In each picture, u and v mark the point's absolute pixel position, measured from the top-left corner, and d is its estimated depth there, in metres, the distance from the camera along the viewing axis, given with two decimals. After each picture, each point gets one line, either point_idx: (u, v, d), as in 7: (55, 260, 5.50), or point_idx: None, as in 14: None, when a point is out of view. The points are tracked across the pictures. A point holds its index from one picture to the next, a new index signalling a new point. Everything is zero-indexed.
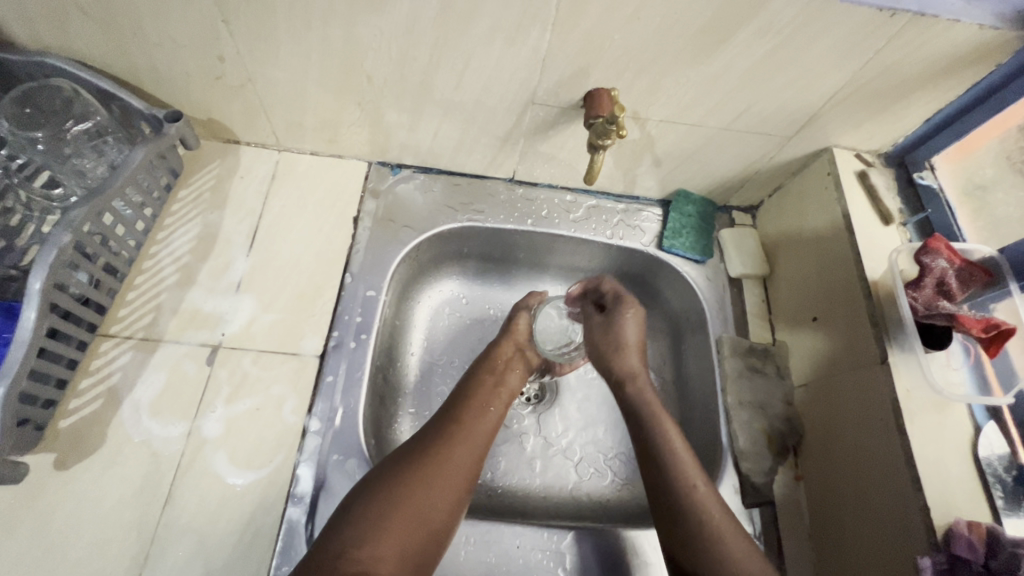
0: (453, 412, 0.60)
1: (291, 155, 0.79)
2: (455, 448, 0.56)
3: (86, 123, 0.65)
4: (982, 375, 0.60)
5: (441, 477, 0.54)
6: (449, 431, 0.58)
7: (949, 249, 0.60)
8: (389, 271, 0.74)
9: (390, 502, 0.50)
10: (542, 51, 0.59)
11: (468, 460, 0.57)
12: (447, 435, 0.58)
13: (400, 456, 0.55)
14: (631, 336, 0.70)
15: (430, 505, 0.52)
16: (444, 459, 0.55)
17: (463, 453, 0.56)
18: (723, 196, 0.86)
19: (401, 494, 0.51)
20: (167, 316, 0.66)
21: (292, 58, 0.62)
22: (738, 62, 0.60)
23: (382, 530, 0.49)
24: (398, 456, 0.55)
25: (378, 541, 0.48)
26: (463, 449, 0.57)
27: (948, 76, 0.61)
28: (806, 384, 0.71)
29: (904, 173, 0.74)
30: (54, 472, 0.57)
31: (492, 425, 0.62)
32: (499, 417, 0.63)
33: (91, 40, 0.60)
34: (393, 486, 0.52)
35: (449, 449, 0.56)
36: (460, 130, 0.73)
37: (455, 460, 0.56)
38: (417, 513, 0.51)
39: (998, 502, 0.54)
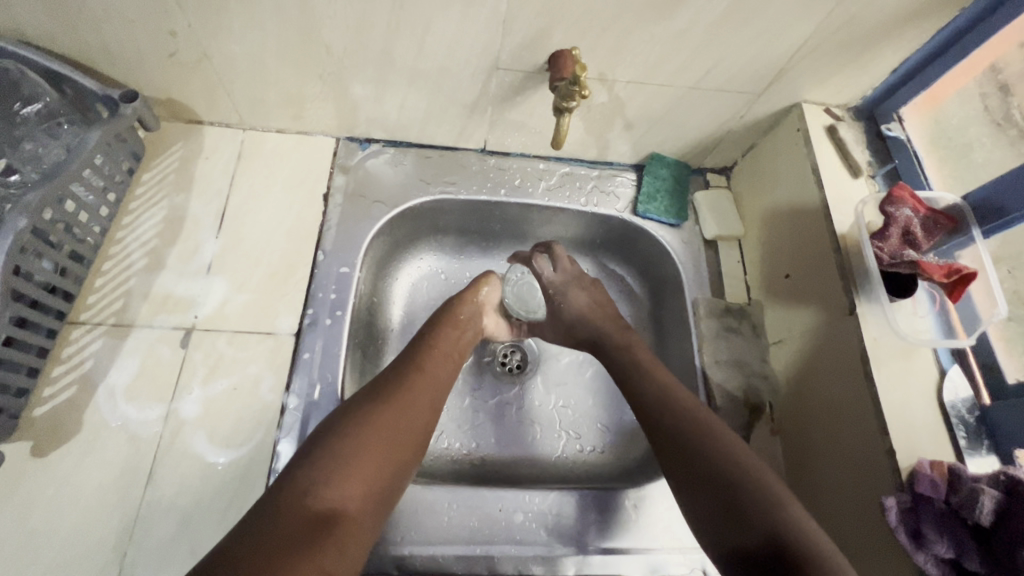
0: (415, 360, 0.60)
1: (257, 133, 0.77)
2: (412, 391, 0.56)
3: (36, 105, 0.62)
4: (947, 321, 0.61)
5: (395, 416, 0.54)
6: (410, 376, 0.58)
7: (913, 198, 0.61)
8: (362, 247, 0.74)
9: (356, 443, 0.50)
10: (501, 13, 0.58)
11: (427, 405, 0.57)
12: (406, 378, 0.58)
13: (360, 400, 0.55)
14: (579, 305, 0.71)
15: (389, 443, 0.52)
16: (405, 403, 0.55)
17: (421, 396, 0.57)
18: (696, 158, 0.85)
19: (360, 432, 0.51)
20: (137, 301, 0.66)
21: (248, 30, 0.60)
22: (701, 17, 0.59)
23: (346, 470, 0.49)
24: (357, 399, 0.55)
25: (341, 481, 0.48)
26: (420, 392, 0.57)
27: (913, 23, 0.61)
28: (780, 341, 0.72)
29: (873, 126, 0.74)
30: (31, 460, 0.57)
31: (446, 366, 0.62)
32: (454, 359, 0.63)
33: (35, 17, 0.57)
34: (356, 425, 0.52)
35: (405, 389, 0.56)
36: (427, 100, 0.72)
37: (410, 402, 0.56)
38: (376, 453, 0.51)
39: (961, 443, 0.56)
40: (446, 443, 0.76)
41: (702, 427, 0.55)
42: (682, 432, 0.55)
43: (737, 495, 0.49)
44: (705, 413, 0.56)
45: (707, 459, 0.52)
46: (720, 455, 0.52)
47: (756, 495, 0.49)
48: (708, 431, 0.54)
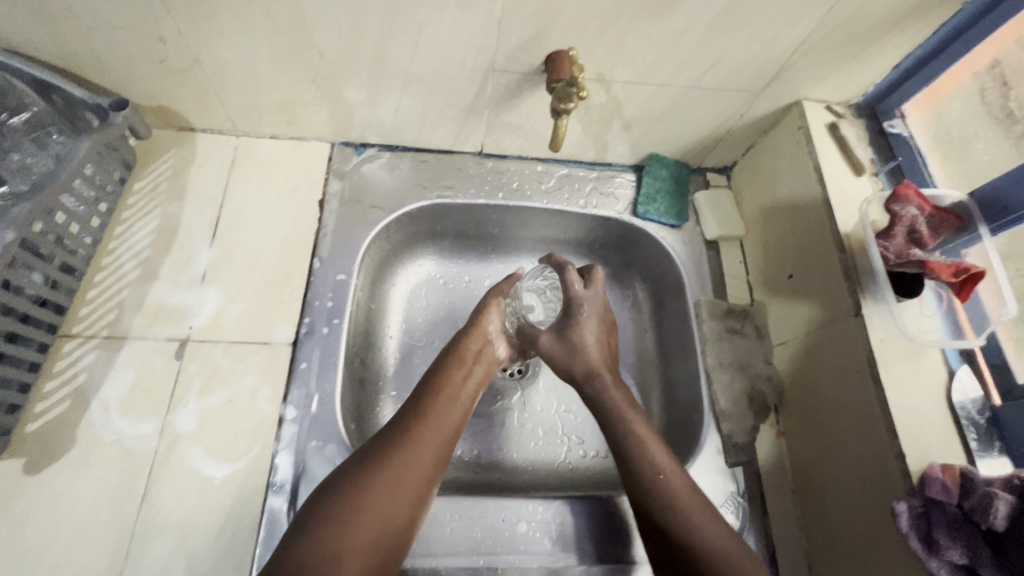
0: (420, 407, 0.58)
1: (250, 140, 0.76)
2: (426, 429, 0.56)
3: (24, 114, 0.62)
4: (954, 320, 0.60)
5: (410, 457, 0.54)
6: (416, 427, 0.56)
7: (919, 197, 0.59)
8: (359, 254, 0.72)
9: (370, 485, 0.51)
10: (496, 14, 0.57)
11: (432, 457, 0.55)
12: (423, 415, 0.58)
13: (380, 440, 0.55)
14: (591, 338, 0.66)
15: (403, 485, 0.52)
16: (409, 458, 0.54)
17: (435, 434, 0.56)
18: (696, 158, 0.84)
19: (374, 475, 0.52)
20: (130, 313, 0.65)
21: (238, 36, 0.59)
22: (699, 15, 0.58)
23: (359, 513, 0.49)
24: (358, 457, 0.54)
25: (354, 522, 0.49)
26: (434, 432, 0.57)
27: (915, 18, 0.60)
28: (784, 342, 0.71)
29: (875, 123, 0.73)
30: (24, 477, 0.56)
31: (463, 402, 0.61)
32: (471, 394, 0.63)
33: (21, 25, 0.56)
34: (372, 467, 0.52)
35: (421, 429, 0.56)
36: (422, 104, 0.71)
37: (425, 440, 0.56)
38: (388, 496, 0.51)
39: (972, 444, 0.55)
40: None
41: (645, 465, 0.57)
42: (631, 464, 0.57)
43: (665, 535, 0.54)
44: (656, 448, 0.58)
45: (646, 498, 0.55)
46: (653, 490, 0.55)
47: (679, 531, 0.53)
48: (651, 468, 0.56)
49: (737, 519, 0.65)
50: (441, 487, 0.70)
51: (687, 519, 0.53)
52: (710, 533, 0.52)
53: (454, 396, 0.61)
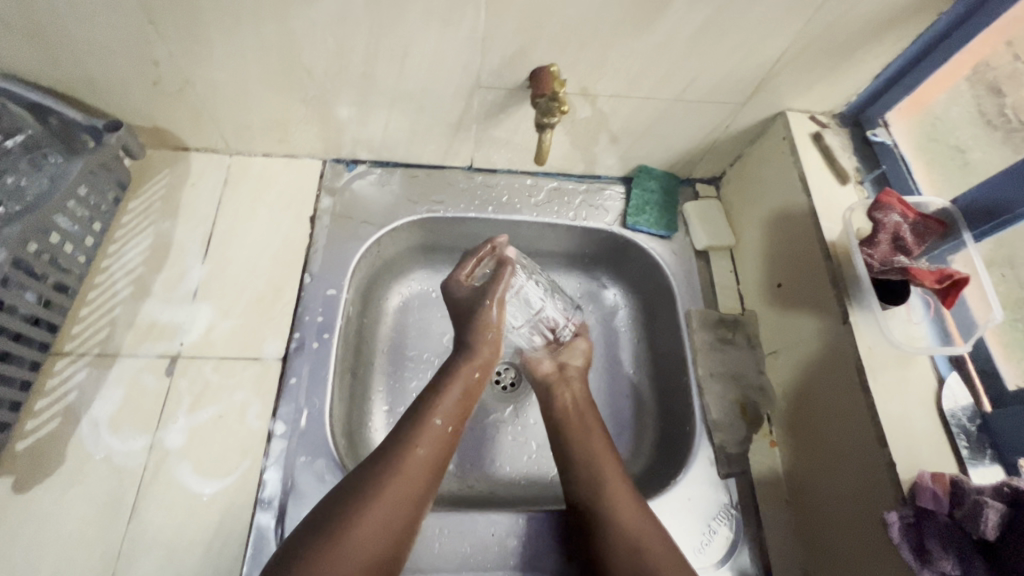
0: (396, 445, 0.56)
1: (243, 158, 0.78)
2: (391, 484, 0.53)
3: (18, 136, 0.63)
4: (942, 327, 0.60)
5: (371, 521, 0.50)
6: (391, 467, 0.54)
7: (902, 204, 0.59)
8: (349, 269, 0.73)
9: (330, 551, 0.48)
10: (479, 32, 0.58)
11: (408, 499, 0.53)
12: (391, 469, 0.53)
13: (345, 499, 0.52)
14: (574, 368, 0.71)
15: (363, 549, 0.49)
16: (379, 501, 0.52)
17: (399, 488, 0.53)
18: (685, 169, 0.85)
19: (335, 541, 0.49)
20: (122, 330, 0.65)
21: (228, 57, 0.61)
22: (679, 29, 0.59)
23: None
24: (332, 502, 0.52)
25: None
26: (401, 488, 0.53)
27: (892, 29, 0.61)
28: (776, 351, 0.71)
29: (859, 132, 0.74)
30: (13, 495, 0.56)
31: (436, 446, 0.56)
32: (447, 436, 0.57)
33: (16, 50, 0.58)
34: (328, 533, 0.49)
35: (387, 484, 0.52)
36: (411, 120, 0.72)
37: (388, 497, 0.52)
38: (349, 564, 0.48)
39: (964, 453, 0.54)
40: None
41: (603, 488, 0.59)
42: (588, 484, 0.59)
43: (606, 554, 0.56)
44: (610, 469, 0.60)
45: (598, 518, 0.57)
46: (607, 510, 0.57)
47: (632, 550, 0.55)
48: (605, 496, 0.58)
49: (731, 532, 0.64)
50: (433, 502, 0.70)
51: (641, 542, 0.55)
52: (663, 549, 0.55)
53: (424, 444, 0.56)
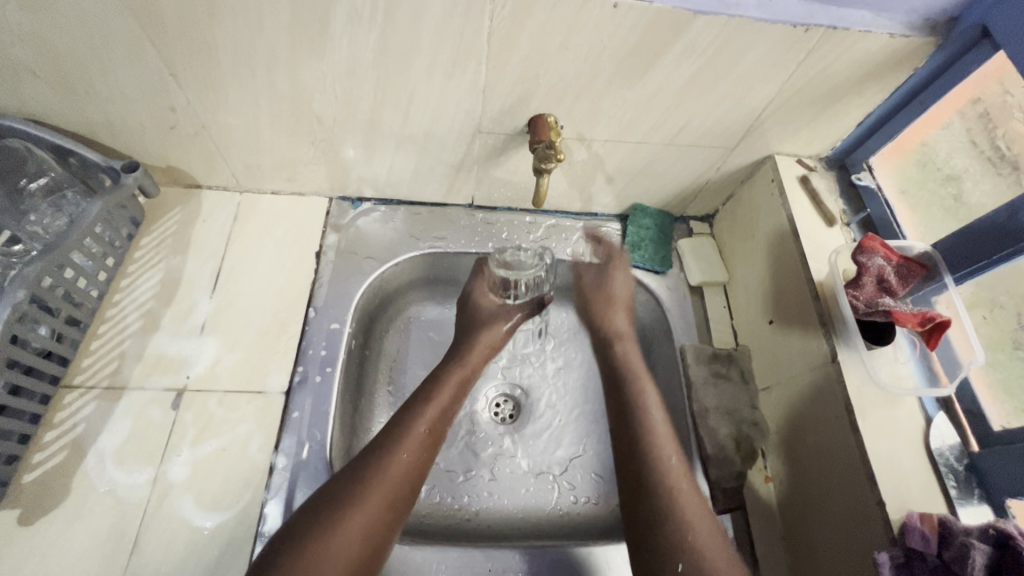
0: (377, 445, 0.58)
1: (253, 196, 0.81)
2: (373, 487, 0.54)
3: (42, 179, 0.66)
4: (929, 366, 0.61)
5: (354, 521, 0.52)
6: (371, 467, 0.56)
7: (884, 247, 0.62)
8: (352, 304, 0.75)
9: (313, 551, 0.50)
10: (480, 83, 0.61)
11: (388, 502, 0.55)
12: (373, 471, 0.55)
13: (324, 504, 0.53)
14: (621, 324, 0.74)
15: (347, 548, 0.51)
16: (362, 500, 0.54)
17: (380, 490, 0.54)
18: (679, 208, 0.88)
19: (315, 544, 0.50)
20: (131, 363, 0.67)
21: (242, 104, 0.64)
22: (669, 81, 0.62)
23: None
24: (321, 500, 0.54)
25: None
26: (381, 489, 0.55)
27: (871, 82, 0.64)
28: (769, 387, 0.72)
29: (845, 175, 0.77)
30: (17, 528, 0.57)
31: (416, 450, 0.59)
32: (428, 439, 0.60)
33: (44, 98, 0.61)
34: (307, 534, 0.51)
35: (368, 486, 0.54)
36: (414, 161, 0.75)
37: (369, 501, 0.54)
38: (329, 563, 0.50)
39: (953, 492, 0.55)
40: (438, 499, 0.75)
41: (665, 475, 0.59)
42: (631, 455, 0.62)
43: (649, 534, 0.56)
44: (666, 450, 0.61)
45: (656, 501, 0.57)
46: (664, 490, 0.58)
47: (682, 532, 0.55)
48: (669, 488, 0.58)
49: None
50: (430, 538, 0.70)
51: (691, 516, 0.56)
52: (707, 533, 0.55)
53: (405, 449, 0.58)
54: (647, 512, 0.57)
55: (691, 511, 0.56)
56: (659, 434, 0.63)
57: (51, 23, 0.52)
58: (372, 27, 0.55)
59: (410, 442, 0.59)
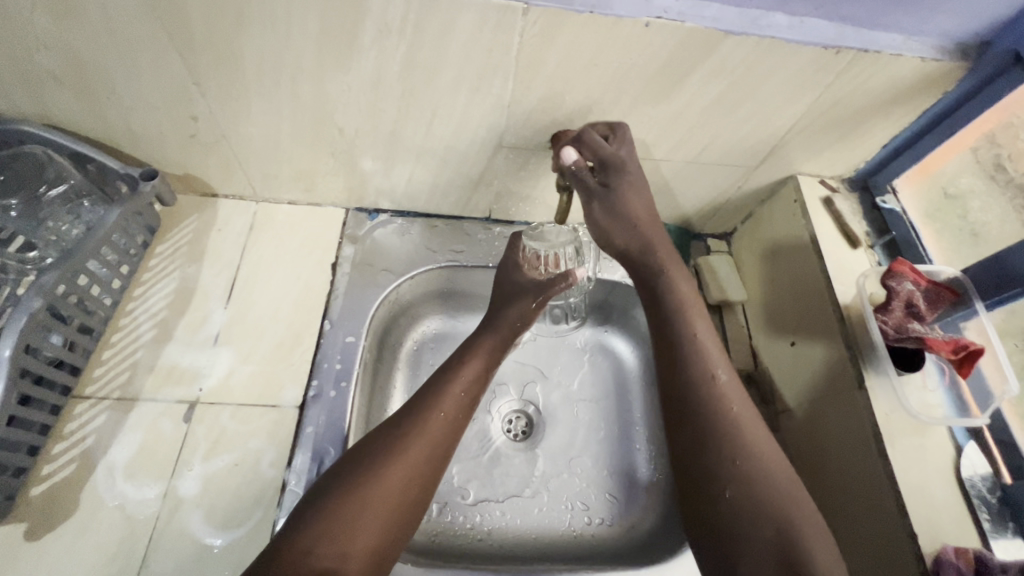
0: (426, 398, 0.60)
1: (268, 205, 0.80)
2: (413, 441, 0.55)
3: (60, 186, 0.65)
4: (958, 395, 0.60)
5: (397, 473, 0.53)
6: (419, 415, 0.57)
7: (914, 272, 0.62)
8: (368, 317, 0.74)
9: (359, 500, 0.50)
10: (506, 98, 0.61)
11: (434, 448, 0.56)
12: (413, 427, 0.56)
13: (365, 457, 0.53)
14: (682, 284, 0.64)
15: (392, 499, 0.52)
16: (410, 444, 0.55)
17: (421, 445, 0.55)
18: (697, 225, 0.87)
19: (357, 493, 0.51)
20: (143, 374, 0.66)
21: (264, 114, 0.64)
22: (696, 100, 0.61)
23: (352, 530, 0.49)
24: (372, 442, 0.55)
25: (346, 538, 0.48)
26: (421, 444, 0.55)
27: (899, 105, 0.64)
28: (790, 410, 0.71)
29: (868, 196, 0.76)
30: (23, 543, 0.55)
31: (454, 409, 0.60)
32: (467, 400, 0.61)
33: (65, 104, 0.61)
34: (350, 484, 0.51)
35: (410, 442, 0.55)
36: (434, 174, 0.74)
37: (410, 453, 0.54)
38: (375, 510, 0.50)
39: (985, 525, 0.54)
40: (450, 518, 0.74)
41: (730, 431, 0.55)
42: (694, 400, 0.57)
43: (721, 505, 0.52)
44: (742, 408, 0.56)
45: (722, 444, 0.54)
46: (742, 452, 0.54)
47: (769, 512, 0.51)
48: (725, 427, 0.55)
49: None
50: (443, 558, 0.69)
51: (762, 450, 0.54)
52: (810, 525, 0.50)
53: (443, 406, 0.59)
54: (721, 481, 0.53)
55: (769, 457, 0.54)
56: (726, 390, 0.57)
57: (77, 30, 0.52)
58: (401, 41, 0.54)
59: (448, 400, 0.60)
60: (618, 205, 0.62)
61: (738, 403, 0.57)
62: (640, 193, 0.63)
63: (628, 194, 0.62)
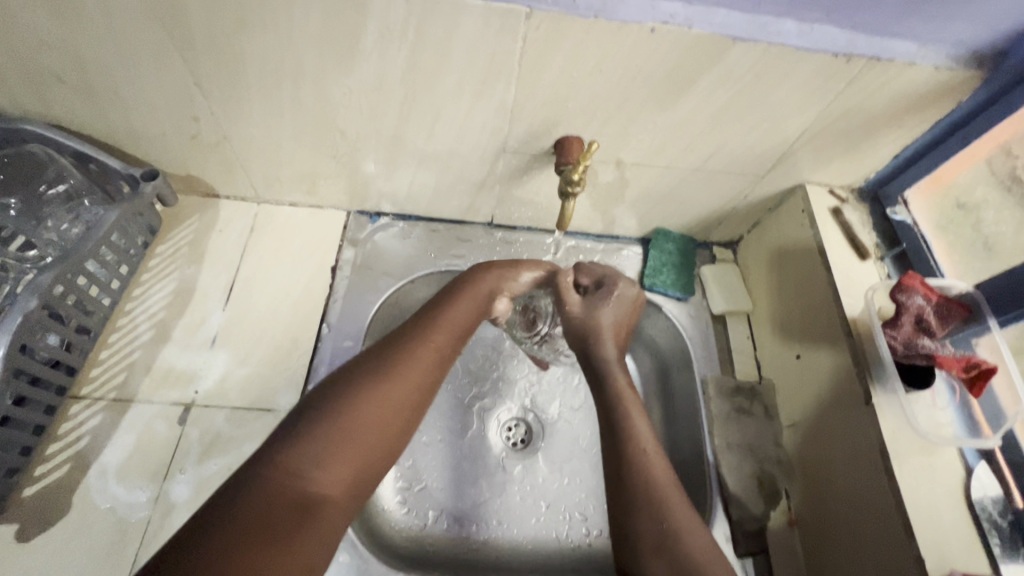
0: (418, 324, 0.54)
1: (270, 206, 0.80)
2: (407, 369, 0.50)
3: (60, 186, 0.66)
4: (969, 415, 0.59)
5: (382, 407, 0.47)
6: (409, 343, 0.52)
7: (924, 286, 0.60)
8: (366, 321, 0.73)
9: (336, 432, 0.44)
10: (509, 103, 0.60)
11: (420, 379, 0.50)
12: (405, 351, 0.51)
13: (352, 380, 0.48)
14: (608, 320, 0.63)
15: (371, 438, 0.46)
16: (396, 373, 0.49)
17: (414, 375, 0.50)
18: (702, 233, 0.85)
19: (344, 417, 0.45)
20: (139, 375, 0.65)
21: (265, 116, 0.63)
22: (702, 107, 0.60)
23: (333, 460, 0.43)
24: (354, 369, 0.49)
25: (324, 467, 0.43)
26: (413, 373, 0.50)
27: (912, 115, 0.62)
28: (794, 425, 0.69)
29: (878, 207, 0.74)
30: (14, 545, 0.55)
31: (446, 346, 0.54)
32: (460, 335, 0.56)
33: (68, 103, 0.61)
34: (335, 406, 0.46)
35: (399, 369, 0.49)
36: (436, 177, 0.73)
37: (404, 380, 0.49)
38: (354, 447, 0.45)
39: (996, 550, 0.53)
40: (446, 526, 0.72)
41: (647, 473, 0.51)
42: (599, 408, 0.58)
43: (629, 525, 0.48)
44: (657, 464, 0.52)
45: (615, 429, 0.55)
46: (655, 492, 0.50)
47: (673, 552, 0.46)
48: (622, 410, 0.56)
49: None
50: (438, 567, 0.67)
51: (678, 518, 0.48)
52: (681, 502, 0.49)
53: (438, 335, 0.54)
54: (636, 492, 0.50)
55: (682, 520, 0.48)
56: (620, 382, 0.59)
57: (77, 29, 0.52)
58: (402, 43, 0.53)
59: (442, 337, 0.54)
60: (588, 313, 0.64)
61: (660, 467, 0.52)
62: (615, 307, 0.64)
63: (600, 308, 0.64)
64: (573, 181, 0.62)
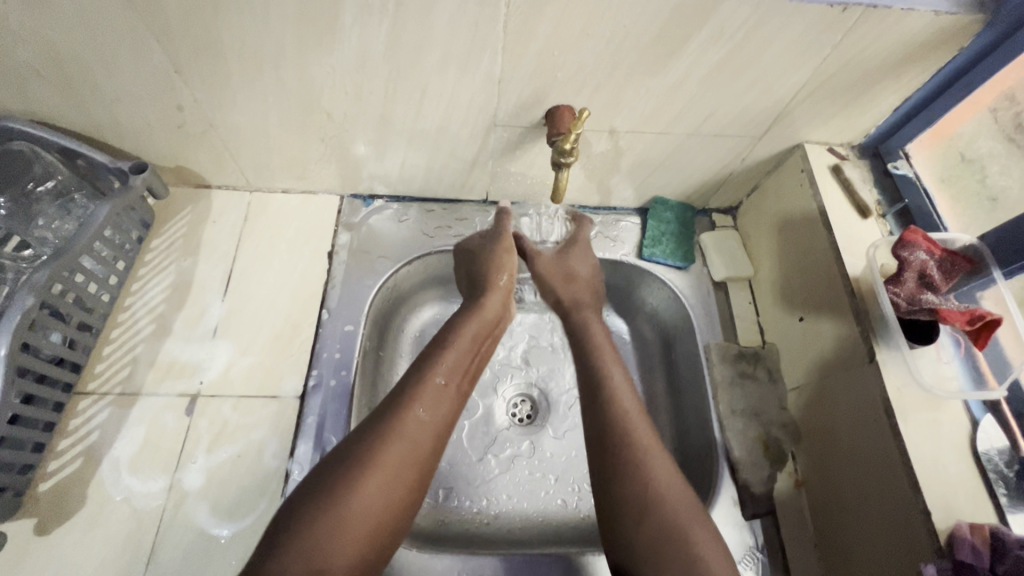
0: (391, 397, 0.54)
1: (262, 195, 0.79)
2: (385, 459, 0.49)
3: (49, 182, 0.65)
4: (974, 367, 0.59)
5: (379, 475, 0.48)
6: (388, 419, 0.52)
7: (926, 241, 0.59)
8: (366, 305, 0.73)
9: (336, 516, 0.46)
10: (496, 75, 0.59)
11: (409, 452, 0.51)
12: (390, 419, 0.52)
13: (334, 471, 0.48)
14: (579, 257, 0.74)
15: (373, 510, 0.47)
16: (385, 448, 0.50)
17: (398, 448, 0.50)
18: (701, 200, 0.84)
19: (333, 509, 0.46)
20: (143, 369, 0.66)
21: (250, 101, 0.62)
22: (694, 69, 0.59)
23: (330, 546, 0.44)
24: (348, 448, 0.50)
25: (324, 554, 0.44)
26: (396, 463, 0.50)
27: (912, 65, 0.60)
28: (799, 387, 0.69)
29: (879, 163, 0.73)
30: (34, 538, 0.56)
31: (436, 408, 0.54)
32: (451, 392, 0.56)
33: (50, 99, 0.60)
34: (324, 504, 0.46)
35: (387, 441, 0.50)
36: (428, 157, 0.72)
37: (390, 457, 0.50)
38: (360, 518, 0.46)
39: (1002, 500, 0.53)
40: (456, 503, 0.73)
41: (625, 434, 0.55)
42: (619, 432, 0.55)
43: (616, 487, 0.52)
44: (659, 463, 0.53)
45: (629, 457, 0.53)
46: (631, 450, 0.53)
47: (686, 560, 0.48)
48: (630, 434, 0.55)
49: None
50: (448, 542, 0.69)
51: (689, 527, 0.50)
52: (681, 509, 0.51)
53: (421, 407, 0.53)
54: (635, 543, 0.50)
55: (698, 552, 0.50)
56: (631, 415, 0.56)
57: (51, 22, 0.51)
58: (382, 18, 0.52)
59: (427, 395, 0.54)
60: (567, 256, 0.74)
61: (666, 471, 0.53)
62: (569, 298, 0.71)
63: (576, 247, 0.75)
64: (564, 151, 0.61)
